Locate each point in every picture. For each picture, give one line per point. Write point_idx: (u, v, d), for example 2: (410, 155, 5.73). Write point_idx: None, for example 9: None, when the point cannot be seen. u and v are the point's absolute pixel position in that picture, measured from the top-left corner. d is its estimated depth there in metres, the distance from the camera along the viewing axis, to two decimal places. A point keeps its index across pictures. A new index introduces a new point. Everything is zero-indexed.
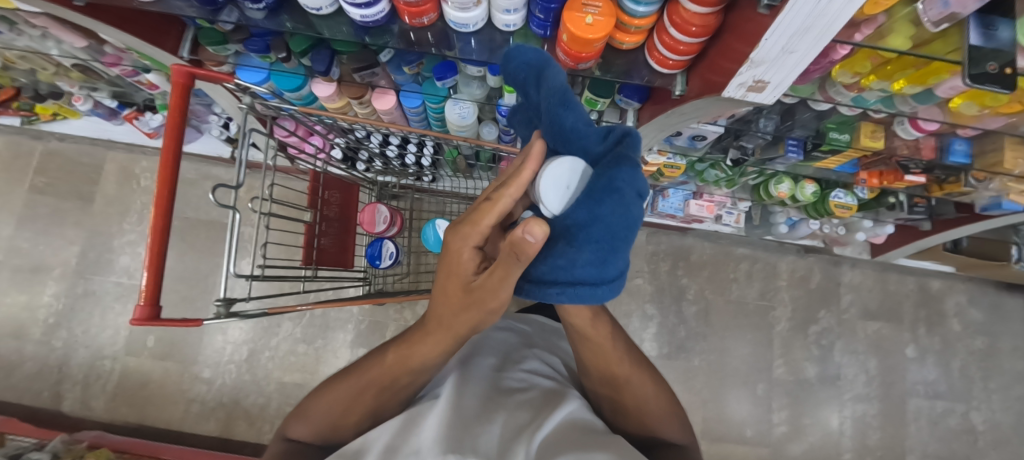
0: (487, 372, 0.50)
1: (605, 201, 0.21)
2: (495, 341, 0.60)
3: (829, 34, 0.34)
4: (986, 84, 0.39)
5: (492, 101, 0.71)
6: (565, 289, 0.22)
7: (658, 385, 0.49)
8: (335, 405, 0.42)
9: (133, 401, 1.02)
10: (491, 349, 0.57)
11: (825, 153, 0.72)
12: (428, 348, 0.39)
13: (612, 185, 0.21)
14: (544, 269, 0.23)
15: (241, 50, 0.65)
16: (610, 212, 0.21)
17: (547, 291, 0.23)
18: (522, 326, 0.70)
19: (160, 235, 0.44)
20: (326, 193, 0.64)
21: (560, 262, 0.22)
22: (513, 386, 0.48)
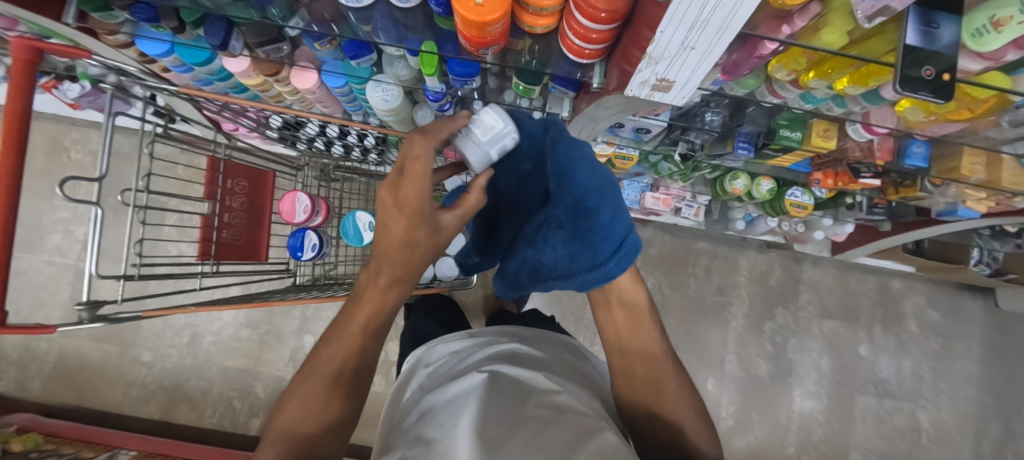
0: (506, 391, 0.35)
1: (579, 173, 0.32)
2: (513, 353, 0.43)
3: (729, 31, 0.29)
4: (916, 92, 0.33)
5: (421, 84, 0.64)
6: (619, 254, 0.32)
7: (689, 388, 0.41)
8: (307, 409, 0.35)
9: (71, 383, 1.01)
10: (508, 360, 0.42)
11: (775, 151, 0.68)
12: (378, 295, 0.37)
13: (570, 163, 0.32)
14: (594, 255, 0.32)
15: (132, 18, 0.58)
16: (584, 179, 0.32)
17: (607, 266, 0.32)
18: (538, 337, 0.53)
19: None
20: (229, 181, 0.59)
21: (595, 238, 0.31)
22: (547, 408, 0.33)
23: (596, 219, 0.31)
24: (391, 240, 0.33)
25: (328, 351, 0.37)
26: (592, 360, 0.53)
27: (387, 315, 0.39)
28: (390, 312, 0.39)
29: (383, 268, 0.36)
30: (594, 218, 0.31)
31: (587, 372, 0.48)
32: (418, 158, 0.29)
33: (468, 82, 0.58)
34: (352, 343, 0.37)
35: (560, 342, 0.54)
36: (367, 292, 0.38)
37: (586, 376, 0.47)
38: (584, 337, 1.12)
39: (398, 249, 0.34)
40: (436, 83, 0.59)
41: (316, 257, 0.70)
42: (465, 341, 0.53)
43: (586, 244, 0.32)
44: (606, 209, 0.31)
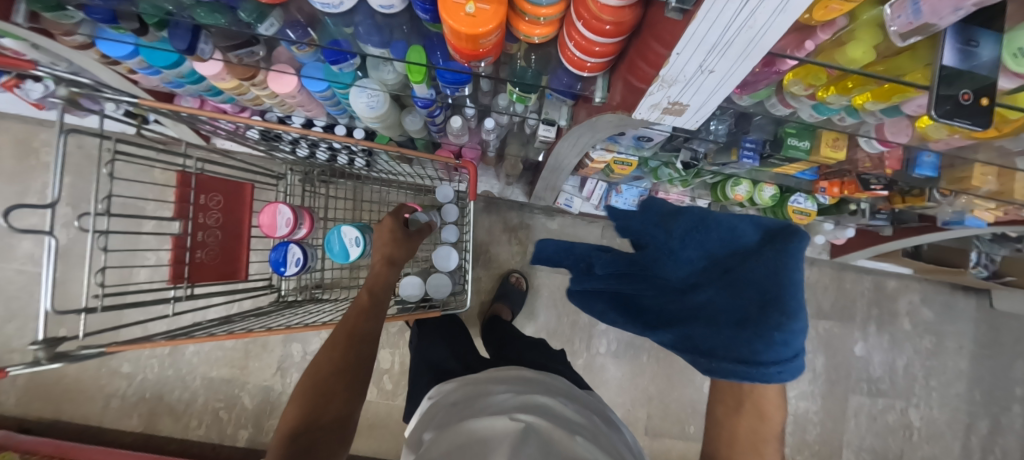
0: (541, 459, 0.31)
1: (797, 269, 0.30)
2: (547, 409, 0.40)
3: (753, 55, 0.27)
4: (955, 118, 0.31)
5: (408, 90, 0.60)
6: (788, 366, 0.29)
7: None
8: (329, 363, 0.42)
9: (48, 397, 0.98)
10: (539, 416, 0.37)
11: (781, 160, 0.65)
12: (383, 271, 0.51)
13: (789, 258, 0.30)
14: (762, 351, 0.29)
15: (90, 19, 0.53)
16: (797, 276, 0.30)
17: (768, 370, 0.29)
18: (563, 387, 0.48)
19: None
20: (202, 197, 0.55)
21: (776, 337, 0.29)
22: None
23: (774, 321, 0.29)
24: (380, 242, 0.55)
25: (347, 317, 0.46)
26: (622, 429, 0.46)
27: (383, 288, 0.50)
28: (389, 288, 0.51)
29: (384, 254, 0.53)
30: (789, 324, 0.28)
31: (617, 436, 0.43)
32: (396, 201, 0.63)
33: (459, 89, 0.54)
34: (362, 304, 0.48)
35: (587, 399, 0.48)
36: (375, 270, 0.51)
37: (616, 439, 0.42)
38: (580, 341, 1.10)
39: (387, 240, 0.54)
40: (425, 90, 0.55)
41: (301, 271, 0.67)
42: (490, 377, 0.49)
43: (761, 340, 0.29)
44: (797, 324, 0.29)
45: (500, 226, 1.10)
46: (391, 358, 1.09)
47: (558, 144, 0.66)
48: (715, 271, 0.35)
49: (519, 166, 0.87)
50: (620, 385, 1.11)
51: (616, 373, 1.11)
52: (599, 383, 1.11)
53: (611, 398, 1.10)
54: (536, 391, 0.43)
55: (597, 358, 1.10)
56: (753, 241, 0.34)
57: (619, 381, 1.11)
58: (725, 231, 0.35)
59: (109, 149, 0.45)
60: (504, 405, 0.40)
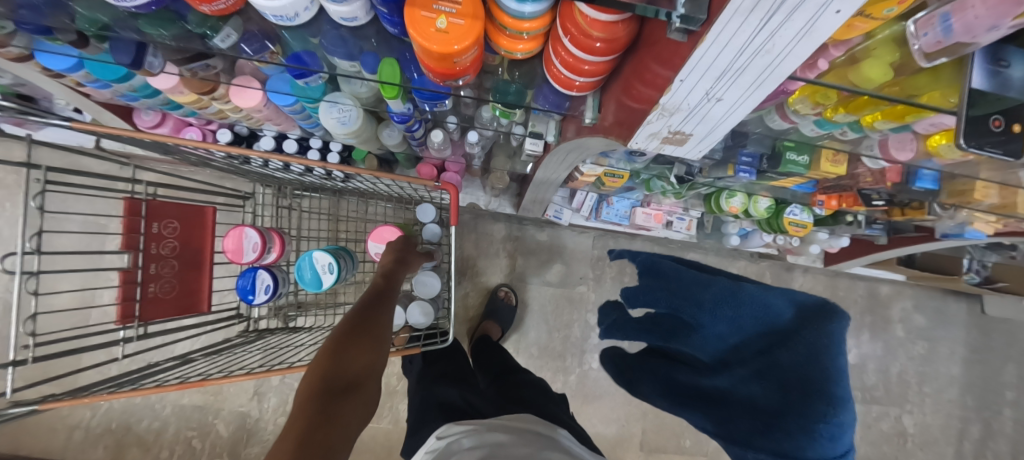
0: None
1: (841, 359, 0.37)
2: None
3: (765, 84, 0.24)
4: (986, 148, 0.28)
5: (383, 104, 0.56)
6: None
7: None
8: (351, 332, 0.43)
9: (4, 430, 0.91)
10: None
11: (779, 174, 0.62)
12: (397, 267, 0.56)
13: (833, 351, 0.37)
14: (830, 449, 0.35)
15: (22, 29, 0.47)
16: (842, 367, 0.37)
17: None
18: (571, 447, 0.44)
19: None
20: (155, 225, 0.49)
21: (826, 432, 0.35)
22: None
23: (819, 410, 0.36)
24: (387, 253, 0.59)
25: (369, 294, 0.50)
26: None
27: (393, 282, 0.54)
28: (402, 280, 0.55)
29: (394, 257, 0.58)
30: (835, 412, 0.35)
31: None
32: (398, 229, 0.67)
33: (438, 104, 0.50)
34: (380, 288, 0.51)
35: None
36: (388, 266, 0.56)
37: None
38: (573, 356, 1.07)
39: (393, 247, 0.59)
40: (401, 106, 0.51)
41: (271, 299, 0.62)
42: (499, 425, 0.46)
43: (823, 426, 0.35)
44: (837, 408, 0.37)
45: (488, 239, 1.06)
46: None
47: (545, 158, 0.62)
48: (756, 346, 0.44)
49: (506, 178, 0.84)
50: (615, 401, 1.08)
51: (610, 388, 1.08)
52: (593, 398, 1.07)
53: (606, 415, 1.07)
54: (551, 449, 0.40)
55: (590, 374, 1.07)
56: (788, 317, 0.42)
57: (613, 396, 1.08)
58: (760, 309, 0.44)
59: (38, 179, 0.39)
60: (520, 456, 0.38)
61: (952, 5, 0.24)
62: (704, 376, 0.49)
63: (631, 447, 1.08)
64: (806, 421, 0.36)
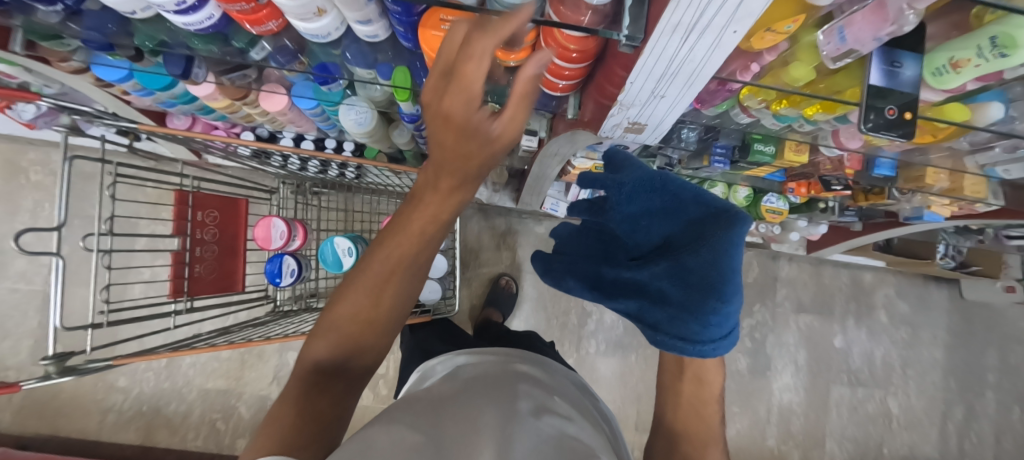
0: (524, 402, 0.31)
1: (735, 255, 0.34)
2: (531, 380, 0.39)
3: (695, 84, 0.31)
4: (883, 131, 0.36)
5: (394, 105, 0.64)
6: (721, 341, 0.37)
7: None
8: (360, 299, 0.34)
9: (43, 413, 0.98)
10: (524, 381, 0.38)
11: (750, 164, 0.69)
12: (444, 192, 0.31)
13: (731, 245, 0.33)
14: (701, 332, 0.36)
15: (86, 46, 0.55)
16: (737, 263, 0.34)
17: (706, 347, 0.37)
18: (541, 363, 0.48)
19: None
20: (199, 214, 0.57)
21: (713, 320, 0.35)
22: (552, 427, 0.29)
23: (710, 304, 0.35)
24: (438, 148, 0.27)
25: (390, 241, 0.34)
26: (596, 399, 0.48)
27: (439, 231, 0.34)
28: (449, 220, 0.34)
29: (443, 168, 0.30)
30: (723, 306, 0.34)
31: (591, 407, 0.44)
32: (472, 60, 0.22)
33: None
34: (408, 244, 0.33)
35: (566, 376, 0.48)
36: (427, 193, 0.32)
37: (590, 411, 0.41)
38: (570, 342, 1.13)
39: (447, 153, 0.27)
40: (411, 107, 0.58)
41: (296, 281, 0.69)
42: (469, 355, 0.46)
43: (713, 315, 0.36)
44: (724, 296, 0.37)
45: (489, 232, 1.13)
46: (385, 364, 1.11)
47: (540, 153, 0.69)
48: (669, 244, 0.40)
49: (505, 174, 0.90)
50: (610, 384, 1.14)
51: (606, 372, 1.14)
52: (590, 381, 1.14)
53: (602, 397, 1.13)
54: (517, 362, 0.43)
55: (587, 359, 1.13)
56: (700, 214, 0.38)
57: (609, 380, 1.14)
58: (673, 200, 0.40)
59: (110, 173, 0.47)
60: (493, 366, 0.41)
61: (844, 20, 0.32)
62: (624, 268, 0.43)
63: (627, 428, 1.14)
64: (698, 314, 0.35)
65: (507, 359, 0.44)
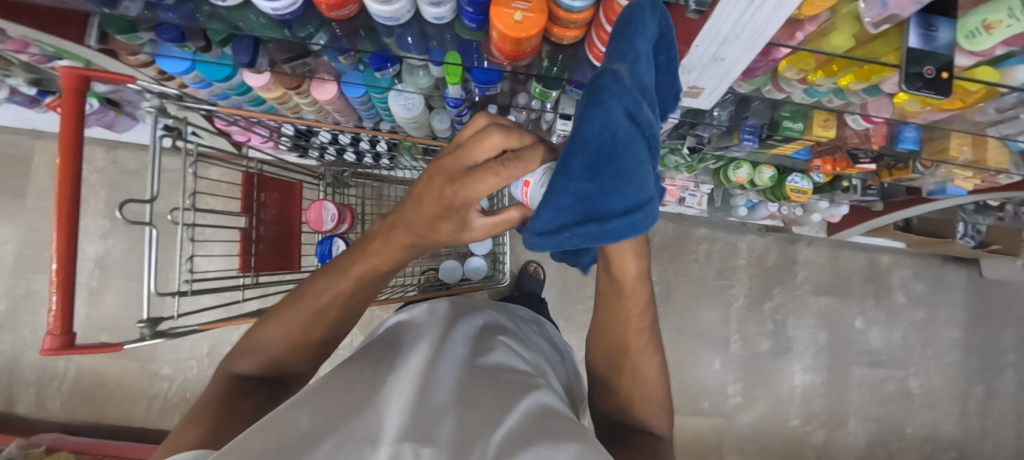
0: (465, 345, 0.41)
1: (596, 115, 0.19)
2: (479, 326, 0.48)
3: (758, 45, 0.34)
4: (921, 88, 0.39)
5: (440, 90, 0.67)
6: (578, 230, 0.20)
7: (660, 364, 0.46)
8: (291, 327, 0.39)
9: (90, 401, 1.02)
10: (467, 324, 0.47)
11: (779, 141, 0.71)
12: (385, 251, 0.38)
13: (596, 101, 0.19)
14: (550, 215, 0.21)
15: (156, 39, 0.59)
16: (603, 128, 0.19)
17: (560, 237, 0.21)
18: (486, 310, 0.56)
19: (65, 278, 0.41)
20: (262, 194, 0.61)
21: (580, 191, 0.20)
22: (488, 364, 0.38)
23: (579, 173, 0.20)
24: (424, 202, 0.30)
25: (323, 285, 0.40)
26: (548, 335, 0.66)
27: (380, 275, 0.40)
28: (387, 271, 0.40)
29: (397, 229, 0.36)
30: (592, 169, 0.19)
31: (538, 345, 0.57)
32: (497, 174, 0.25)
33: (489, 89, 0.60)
34: (342, 288, 0.40)
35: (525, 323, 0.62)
36: (372, 251, 0.38)
37: (535, 349, 0.54)
38: None
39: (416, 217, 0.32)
40: (459, 91, 0.62)
41: None
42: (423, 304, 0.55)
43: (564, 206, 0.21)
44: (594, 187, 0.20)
45: None
46: None
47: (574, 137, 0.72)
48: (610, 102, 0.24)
49: None
50: None
51: None
52: None
53: None
54: (480, 314, 0.52)
55: None
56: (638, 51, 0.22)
57: None
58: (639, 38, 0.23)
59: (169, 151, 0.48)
60: (460, 312, 0.50)
61: None
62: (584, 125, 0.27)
63: None
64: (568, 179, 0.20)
65: (474, 307, 0.55)
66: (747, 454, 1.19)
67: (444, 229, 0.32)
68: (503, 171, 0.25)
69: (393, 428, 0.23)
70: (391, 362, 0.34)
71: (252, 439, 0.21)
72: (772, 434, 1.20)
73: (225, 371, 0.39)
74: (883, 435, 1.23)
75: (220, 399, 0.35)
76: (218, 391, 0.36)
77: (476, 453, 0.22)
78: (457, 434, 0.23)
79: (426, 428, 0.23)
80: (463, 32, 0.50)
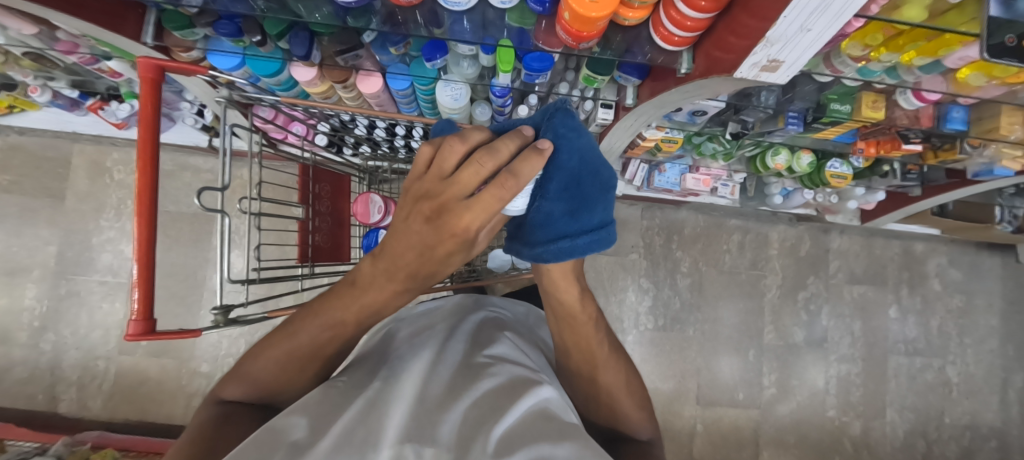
0: (463, 346, 0.43)
1: (564, 151, 0.26)
2: (478, 327, 0.50)
3: (850, 11, 0.33)
4: (1000, 57, 0.38)
5: (485, 80, 0.68)
6: (563, 248, 0.27)
7: (626, 372, 0.48)
8: (285, 364, 0.38)
9: (131, 400, 1.04)
10: (463, 327, 0.49)
11: (824, 124, 0.70)
12: (380, 297, 0.34)
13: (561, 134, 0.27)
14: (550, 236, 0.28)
15: (211, 34, 0.60)
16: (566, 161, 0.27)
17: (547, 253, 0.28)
18: (483, 307, 0.59)
19: (146, 272, 0.41)
20: (316, 186, 0.62)
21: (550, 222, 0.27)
22: (488, 357, 0.40)
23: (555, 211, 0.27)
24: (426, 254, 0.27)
25: (314, 327, 0.37)
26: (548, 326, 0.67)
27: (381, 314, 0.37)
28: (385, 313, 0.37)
29: (397, 279, 0.31)
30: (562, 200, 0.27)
31: (535, 340, 0.58)
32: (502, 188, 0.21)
33: (539, 76, 0.61)
34: (340, 331, 0.38)
35: (521, 319, 0.64)
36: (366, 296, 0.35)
37: (533, 343, 0.56)
38: (626, 317, 1.17)
39: (420, 257, 0.28)
40: (508, 80, 0.64)
41: None
42: (427, 304, 0.58)
43: (528, 218, 0.29)
44: (561, 201, 0.27)
45: None
46: None
47: (615, 125, 0.73)
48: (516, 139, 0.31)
49: None
50: (669, 358, 1.18)
51: (662, 345, 1.18)
52: (648, 357, 1.17)
53: (662, 371, 1.17)
54: (473, 312, 0.55)
55: (646, 333, 1.18)
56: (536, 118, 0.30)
57: (665, 354, 1.18)
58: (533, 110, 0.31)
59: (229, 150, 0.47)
60: (456, 315, 0.53)
61: None
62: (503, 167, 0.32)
63: (688, 401, 1.18)
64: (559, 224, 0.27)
65: (470, 307, 0.57)
66: (784, 445, 1.18)
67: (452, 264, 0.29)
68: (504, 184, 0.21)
69: (395, 428, 0.24)
70: (391, 370, 0.36)
71: (249, 445, 0.22)
72: (808, 425, 1.19)
73: (216, 393, 0.38)
74: (921, 426, 1.22)
75: (211, 426, 0.33)
76: (208, 421, 0.34)
77: (476, 445, 0.23)
78: (455, 439, 0.24)
79: (427, 429, 0.25)
80: (515, 24, 0.51)
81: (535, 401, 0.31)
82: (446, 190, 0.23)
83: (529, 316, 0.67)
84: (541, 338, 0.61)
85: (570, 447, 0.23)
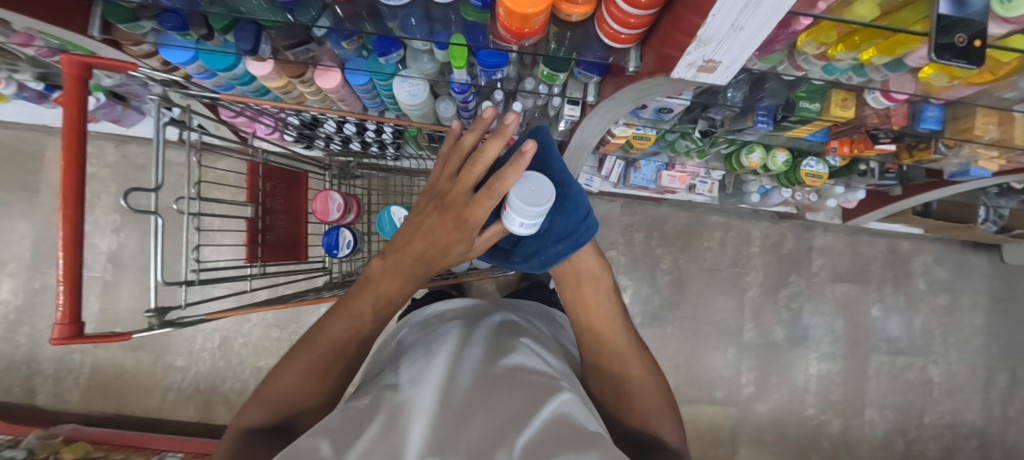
0: (482, 351, 0.42)
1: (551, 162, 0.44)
2: (494, 330, 0.50)
3: (781, 9, 0.30)
4: (950, 58, 0.36)
5: (445, 76, 0.66)
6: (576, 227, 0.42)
7: (651, 365, 0.49)
8: (306, 377, 0.38)
9: (107, 393, 1.05)
10: (480, 330, 0.49)
11: (795, 123, 0.68)
12: (394, 285, 0.41)
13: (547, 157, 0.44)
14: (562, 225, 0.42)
15: (159, 28, 0.58)
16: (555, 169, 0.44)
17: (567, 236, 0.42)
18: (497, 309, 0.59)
19: (72, 273, 0.40)
20: (269, 184, 0.61)
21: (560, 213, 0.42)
22: (506, 364, 0.39)
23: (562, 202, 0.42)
24: (436, 241, 0.36)
25: (336, 330, 0.40)
26: (563, 327, 0.67)
27: (396, 301, 0.42)
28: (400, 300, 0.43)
29: (404, 263, 0.39)
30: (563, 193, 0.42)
31: (553, 341, 0.58)
32: (491, 198, 0.33)
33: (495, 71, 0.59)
34: (361, 327, 0.41)
35: (536, 320, 0.63)
36: (378, 287, 0.41)
37: (551, 345, 0.56)
38: None
39: (431, 245, 0.37)
40: (465, 76, 0.62)
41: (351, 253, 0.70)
42: (444, 308, 0.58)
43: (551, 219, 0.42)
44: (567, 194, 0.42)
45: None
46: None
47: (583, 123, 0.71)
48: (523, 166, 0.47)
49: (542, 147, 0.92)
50: None
51: None
52: None
53: None
54: (489, 315, 0.56)
55: None
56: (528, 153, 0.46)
57: None
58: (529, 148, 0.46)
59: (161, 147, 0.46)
60: (472, 319, 0.53)
61: None
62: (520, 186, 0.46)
63: None
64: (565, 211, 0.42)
65: (485, 311, 0.58)
66: (762, 443, 1.19)
67: (453, 255, 0.38)
68: (492, 193, 0.33)
69: (416, 445, 0.24)
70: (412, 377, 0.36)
71: None
72: (785, 423, 1.19)
73: (235, 425, 0.37)
74: (901, 424, 1.22)
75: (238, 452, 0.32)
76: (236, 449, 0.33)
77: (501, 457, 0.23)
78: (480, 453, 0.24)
79: (446, 444, 0.24)
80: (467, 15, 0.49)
81: (557, 412, 0.31)
82: (456, 193, 0.35)
83: (543, 317, 0.67)
84: (563, 343, 0.61)
85: (595, 453, 0.25)
